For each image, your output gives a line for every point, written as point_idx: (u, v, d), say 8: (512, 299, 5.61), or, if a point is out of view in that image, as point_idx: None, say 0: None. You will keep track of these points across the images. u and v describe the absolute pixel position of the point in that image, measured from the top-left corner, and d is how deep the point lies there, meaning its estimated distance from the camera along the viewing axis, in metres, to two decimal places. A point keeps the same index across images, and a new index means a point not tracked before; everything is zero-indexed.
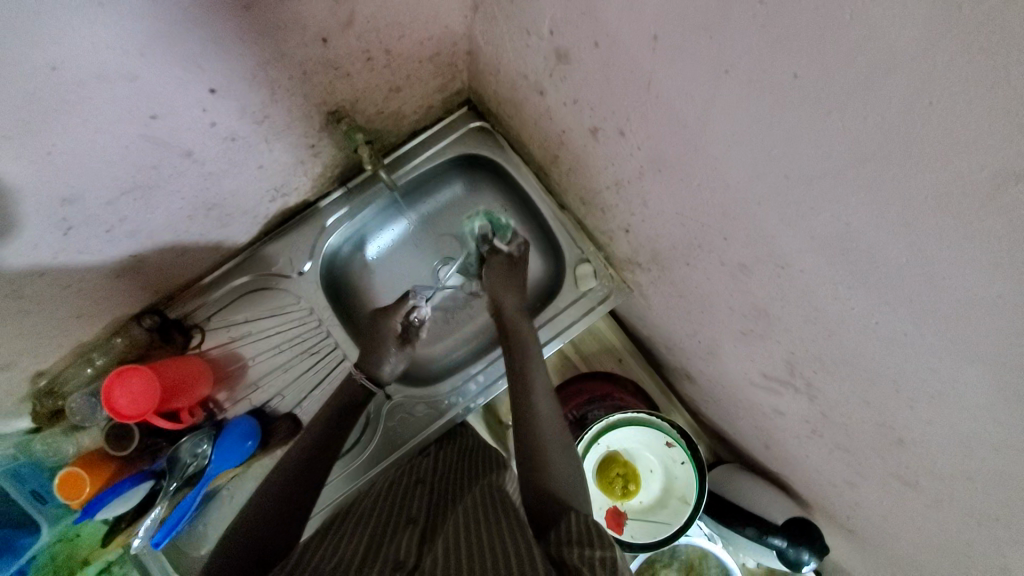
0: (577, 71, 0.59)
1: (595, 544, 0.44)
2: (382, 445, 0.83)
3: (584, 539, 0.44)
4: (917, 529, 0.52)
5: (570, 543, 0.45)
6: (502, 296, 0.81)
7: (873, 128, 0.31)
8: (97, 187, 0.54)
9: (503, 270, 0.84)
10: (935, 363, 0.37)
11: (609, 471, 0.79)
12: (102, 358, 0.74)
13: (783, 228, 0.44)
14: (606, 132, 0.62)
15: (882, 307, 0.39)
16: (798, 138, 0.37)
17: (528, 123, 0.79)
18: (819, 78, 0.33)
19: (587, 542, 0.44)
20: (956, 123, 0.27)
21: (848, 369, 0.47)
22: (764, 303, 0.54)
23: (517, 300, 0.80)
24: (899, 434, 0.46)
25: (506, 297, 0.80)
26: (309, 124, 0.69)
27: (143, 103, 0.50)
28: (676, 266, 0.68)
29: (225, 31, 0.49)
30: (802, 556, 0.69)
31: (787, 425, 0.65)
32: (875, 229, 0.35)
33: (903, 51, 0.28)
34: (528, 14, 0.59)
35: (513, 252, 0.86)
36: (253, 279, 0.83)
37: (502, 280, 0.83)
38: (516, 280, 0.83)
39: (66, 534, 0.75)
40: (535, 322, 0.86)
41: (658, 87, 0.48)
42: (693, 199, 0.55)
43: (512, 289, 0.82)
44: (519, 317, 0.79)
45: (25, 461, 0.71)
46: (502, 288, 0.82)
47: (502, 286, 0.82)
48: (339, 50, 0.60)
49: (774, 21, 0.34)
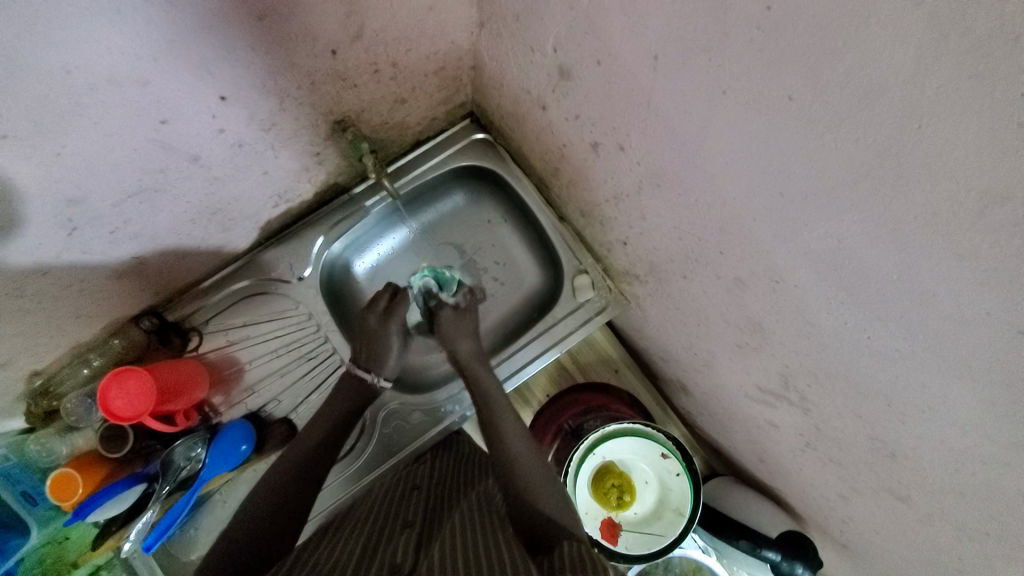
0: (579, 88, 0.60)
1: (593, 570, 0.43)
2: (377, 452, 0.83)
3: (576, 568, 0.43)
4: (909, 544, 0.53)
5: (567, 565, 0.44)
6: (457, 340, 0.81)
7: (866, 150, 0.33)
8: (103, 188, 0.55)
9: (455, 317, 0.83)
10: (926, 379, 0.38)
11: (604, 482, 0.79)
12: (99, 359, 0.75)
13: (779, 244, 0.45)
14: (606, 147, 0.63)
15: (875, 322, 0.40)
16: (794, 156, 0.38)
17: (529, 136, 0.80)
18: (815, 100, 0.34)
19: (584, 572, 0.43)
20: (947, 146, 0.28)
21: (841, 384, 0.48)
22: (760, 317, 0.55)
23: (472, 345, 0.80)
24: (891, 449, 0.47)
25: (460, 343, 0.80)
26: (314, 133, 0.70)
27: (153, 107, 0.51)
28: (673, 279, 0.69)
29: (237, 40, 0.50)
30: (796, 571, 0.69)
31: (781, 438, 0.65)
32: (869, 246, 0.36)
33: (896, 78, 0.29)
34: (532, 31, 0.61)
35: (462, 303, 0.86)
36: (253, 283, 0.83)
37: (453, 326, 0.82)
38: (467, 327, 0.83)
39: (56, 536, 0.73)
40: (493, 360, 0.88)
41: (658, 106, 0.50)
42: (691, 215, 0.56)
43: (466, 335, 0.82)
44: (475, 361, 0.79)
45: (17, 462, 0.71)
46: (454, 333, 0.81)
47: (457, 332, 0.81)
48: (348, 62, 0.61)
49: (771, 47, 0.35)
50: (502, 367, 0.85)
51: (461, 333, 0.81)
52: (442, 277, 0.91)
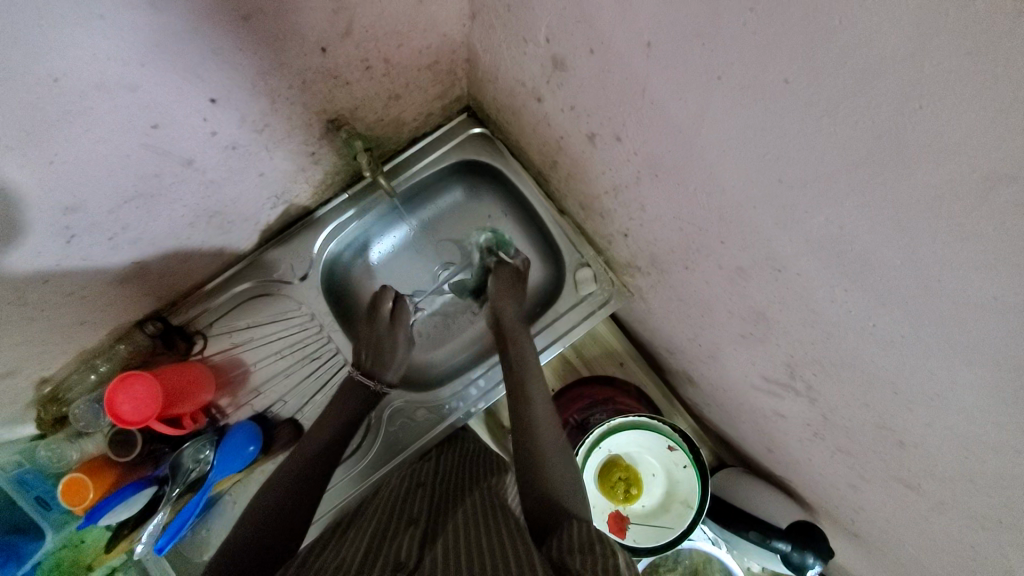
0: (573, 78, 0.59)
1: (598, 553, 0.43)
2: (383, 450, 0.83)
3: (585, 548, 0.44)
4: (921, 533, 0.52)
5: (571, 550, 0.44)
6: (500, 304, 0.82)
7: (864, 132, 0.32)
8: (99, 195, 0.55)
9: (506, 279, 0.85)
10: (933, 366, 0.37)
11: (611, 475, 0.78)
12: (106, 365, 0.75)
13: (779, 231, 0.44)
14: (603, 137, 0.62)
15: (879, 309, 0.39)
16: (791, 142, 0.37)
17: (526, 129, 0.79)
18: (811, 83, 0.33)
19: (589, 550, 0.43)
20: (947, 126, 0.27)
21: (847, 372, 0.47)
22: (763, 306, 0.54)
23: (513, 308, 0.82)
24: (899, 437, 0.46)
25: (506, 306, 0.82)
26: (309, 132, 0.70)
27: (144, 113, 0.51)
28: (675, 270, 0.68)
29: (224, 42, 0.50)
30: (807, 560, 0.69)
31: (788, 428, 0.64)
32: (870, 232, 0.35)
33: (893, 56, 0.28)
34: (524, 21, 0.60)
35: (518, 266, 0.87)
36: (255, 285, 0.84)
37: (503, 288, 0.84)
38: (514, 289, 0.84)
39: (70, 540, 0.74)
40: (532, 327, 0.87)
41: (653, 94, 0.49)
42: (690, 203, 0.55)
43: (512, 299, 0.83)
44: None
45: (30, 467, 0.72)
46: (497, 296, 0.83)
47: (504, 294, 0.83)
48: (338, 59, 0.60)
49: (764, 29, 0.34)
50: (539, 338, 0.85)
51: (506, 297, 0.83)
52: (501, 236, 0.91)
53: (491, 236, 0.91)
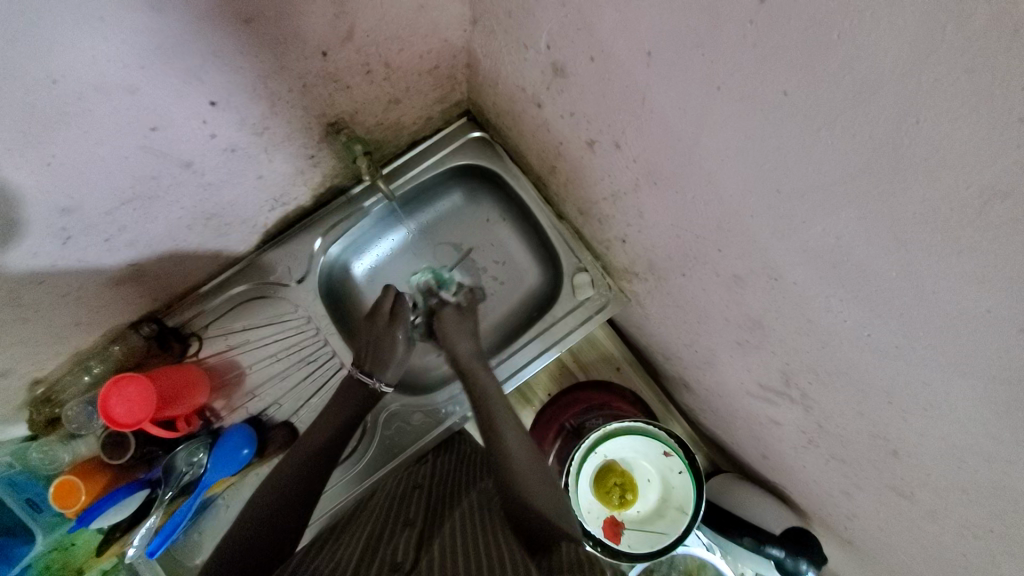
0: (573, 85, 0.60)
1: (594, 567, 0.42)
2: (379, 453, 0.83)
3: (575, 565, 0.42)
4: (914, 541, 0.52)
5: (560, 564, 0.43)
6: (454, 343, 0.81)
7: (863, 145, 0.32)
8: (96, 196, 0.55)
9: (455, 316, 0.85)
10: (927, 375, 0.38)
11: (606, 481, 0.79)
12: (99, 366, 0.75)
13: (777, 241, 0.45)
14: (602, 144, 0.63)
15: (875, 319, 0.39)
16: (790, 153, 0.38)
17: (525, 134, 0.79)
18: (811, 96, 0.33)
19: (582, 564, 0.43)
20: (945, 140, 0.27)
21: (842, 381, 0.48)
22: (759, 314, 0.54)
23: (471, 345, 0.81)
24: (893, 446, 0.46)
25: (459, 343, 0.80)
26: (307, 136, 0.70)
27: (143, 115, 0.50)
28: (672, 277, 0.68)
29: (225, 45, 0.50)
30: (800, 566, 0.69)
31: (783, 435, 0.65)
32: (866, 243, 0.36)
33: (893, 69, 0.28)
34: (525, 28, 0.60)
35: (462, 302, 0.88)
36: (251, 287, 0.83)
37: (453, 327, 0.83)
38: (466, 326, 0.84)
39: (61, 543, 0.73)
40: (490, 363, 0.87)
41: (653, 103, 0.49)
42: (688, 212, 0.55)
43: (465, 335, 0.82)
44: (476, 361, 0.79)
45: (21, 469, 0.71)
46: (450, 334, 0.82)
47: (455, 333, 0.82)
48: (339, 64, 0.60)
49: (765, 41, 0.34)
50: (499, 370, 0.85)
51: (460, 333, 0.82)
52: (442, 276, 0.91)
53: (432, 276, 0.91)
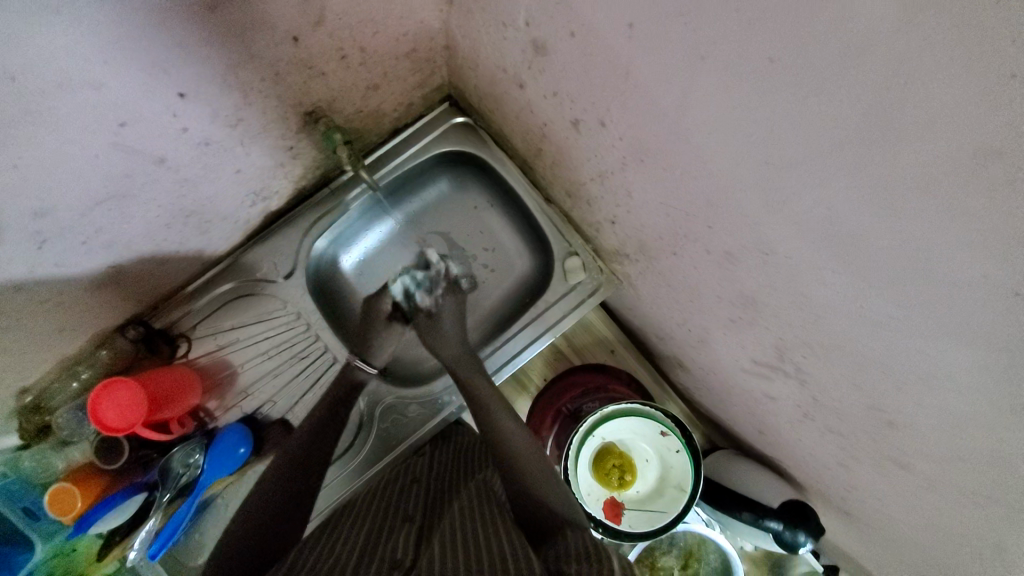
0: (555, 62, 0.58)
1: (590, 559, 0.43)
2: (376, 447, 0.82)
3: (584, 557, 0.43)
4: (911, 509, 0.52)
5: (569, 558, 0.44)
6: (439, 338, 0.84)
7: (852, 110, 0.31)
8: (69, 198, 0.53)
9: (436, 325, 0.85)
10: (922, 345, 0.37)
11: (605, 462, 0.78)
12: (88, 371, 0.73)
13: (767, 214, 0.44)
14: (587, 124, 0.61)
15: (868, 289, 0.38)
16: (777, 123, 0.37)
17: (509, 117, 0.78)
18: (795, 61, 0.32)
19: (585, 559, 0.43)
20: (934, 101, 0.27)
21: (835, 353, 0.47)
22: (751, 289, 0.54)
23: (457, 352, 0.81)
24: (889, 416, 0.46)
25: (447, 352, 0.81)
26: (285, 126, 0.68)
27: (111, 110, 0.49)
28: (663, 256, 0.68)
29: (189, 33, 0.47)
30: (798, 538, 0.69)
31: (779, 410, 0.65)
32: (857, 212, 0.35)
33: (880, 28, 0.27)
34: (503, 6, 0.58)
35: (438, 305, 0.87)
36: (237, 285, 0.83)
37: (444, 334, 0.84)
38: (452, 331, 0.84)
39: (62, 549, 0.70)
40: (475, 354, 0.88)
41: (637, 76, 0.48)
42: (676, 188, 0.54)
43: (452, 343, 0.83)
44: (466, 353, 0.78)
45: (15, 478, 0.68)
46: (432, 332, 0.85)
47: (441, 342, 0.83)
48: (312, 49, 0.59)
49: (749, 5, 0.33)
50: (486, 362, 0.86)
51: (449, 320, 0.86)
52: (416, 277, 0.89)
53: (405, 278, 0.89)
